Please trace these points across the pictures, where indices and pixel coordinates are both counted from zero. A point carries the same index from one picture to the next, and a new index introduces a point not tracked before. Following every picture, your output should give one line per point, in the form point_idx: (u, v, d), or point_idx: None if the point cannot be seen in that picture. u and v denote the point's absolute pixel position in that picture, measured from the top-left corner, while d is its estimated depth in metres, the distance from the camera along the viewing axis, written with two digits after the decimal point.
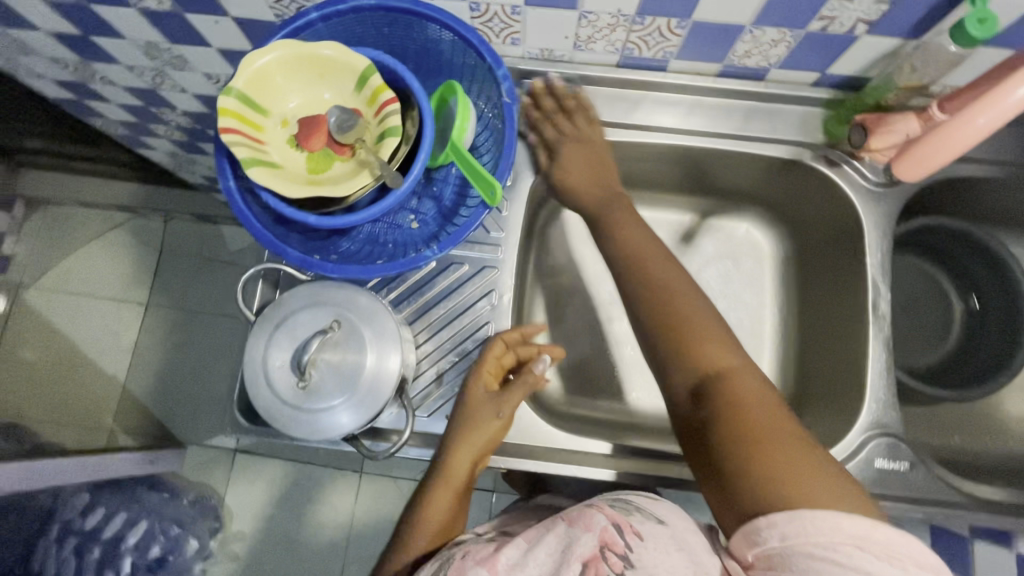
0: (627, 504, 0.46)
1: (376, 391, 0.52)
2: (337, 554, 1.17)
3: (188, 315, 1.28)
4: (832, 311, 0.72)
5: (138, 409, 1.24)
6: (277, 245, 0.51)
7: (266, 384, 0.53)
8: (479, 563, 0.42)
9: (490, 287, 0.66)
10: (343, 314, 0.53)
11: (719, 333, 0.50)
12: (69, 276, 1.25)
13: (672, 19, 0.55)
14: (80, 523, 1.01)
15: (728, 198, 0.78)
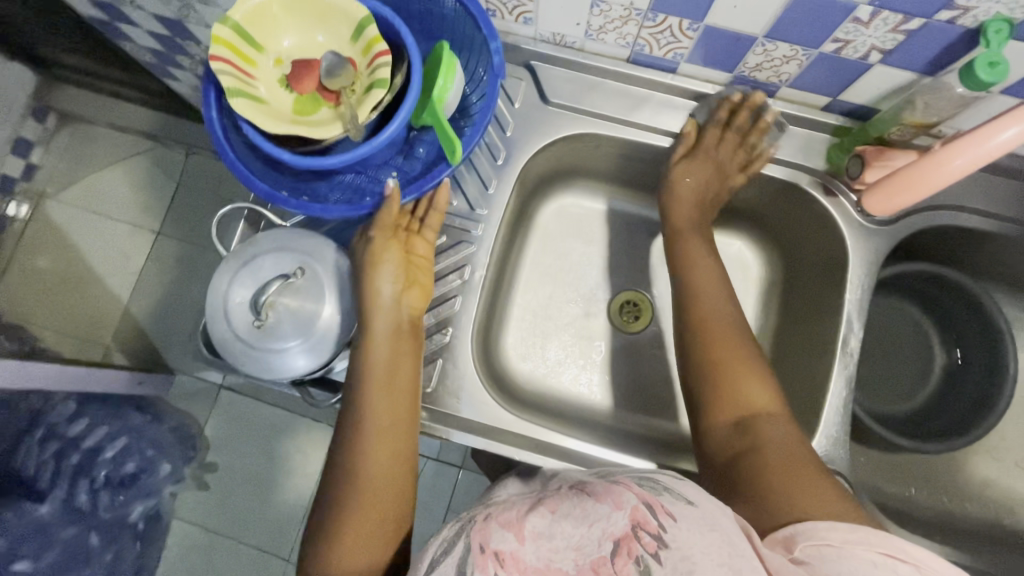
0: (656, 484, 0.44)
1: (325, 335, 0.59)
2: (302, 500, 1.21)
3: (195, 249, 1.29)
4: (805, 341, 0.73)
5: (134, 331, 1.27)
6: (248, 178, 0.55)
7: (227, 317, 0.60)
8: (505, 526, 0.41)
9: (465, 261, 0.70)
10: (307, 263, 0.61)
11: (755, 371, 0.57)
12: (87, 192, 1.31)
13: (684, 20, 0.56)
14: (63, 428, 1.02)
15: (724, 212, 0.81)
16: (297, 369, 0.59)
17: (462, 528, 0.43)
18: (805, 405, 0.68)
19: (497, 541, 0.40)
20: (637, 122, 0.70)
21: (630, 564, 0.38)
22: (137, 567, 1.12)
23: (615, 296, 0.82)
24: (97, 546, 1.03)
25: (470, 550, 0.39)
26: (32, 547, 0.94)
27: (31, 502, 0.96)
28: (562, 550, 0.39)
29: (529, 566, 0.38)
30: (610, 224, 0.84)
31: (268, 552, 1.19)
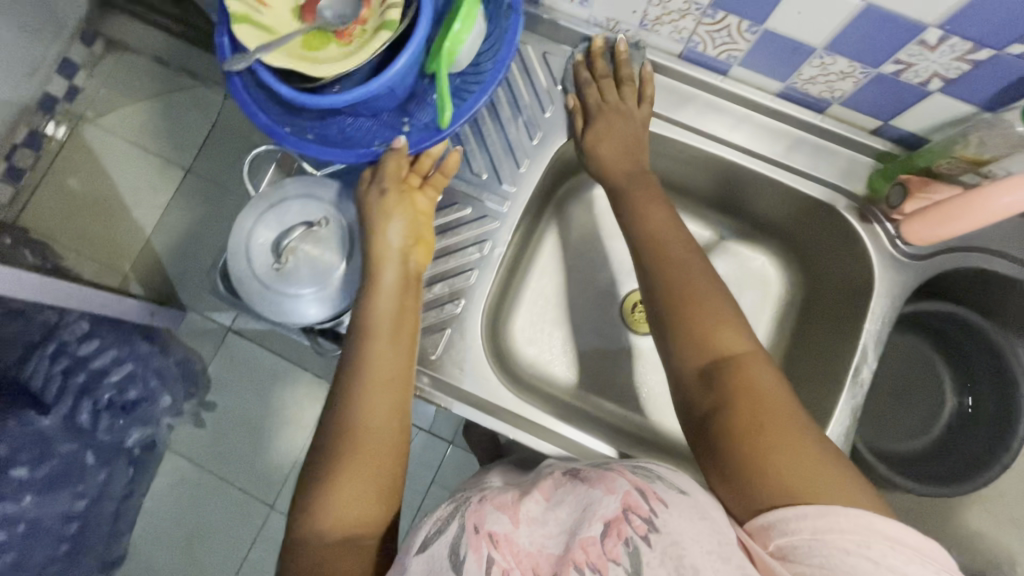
0: (649, 473, 0.49)
1: (338, 287, 0.62)
2: (292, 450, 1.23)
3: (221, 192, 1.31)
4: (814, 367, 0.73)
5: (153, 264, 1.29)
6: (249, 109, 0.56)
7: (247, 253, 0.63)
8: (498, 508, 0.46)
9: (484, 237, 0.70)
10: (332, 215, 0.64)
11: (726, 319, 0.56)
12: (123, 122, 1.33)
13: (743, 21, 0.55)
14: (74, 347, 1.06)
15: (753, 226, 0.80)
16: (308, 314, 0.62)
17: (458, 510, 0.48)
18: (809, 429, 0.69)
19: (491, 522, 0.45)
20: (679, 120, 0.70)
21: (619, 545, 0.42)
22: (127, 491, 1.15)
23: (628, 294, 0.82)
24: (93, 465, 1.06)
25: (465, 529, 0.45)
26: (31, 455, 0.98)
27: (35, 413, 1.00)
28: (554, 535, 0.44)
29: (521, 548, 0.43)
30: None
31: (253, 496, 1.22)
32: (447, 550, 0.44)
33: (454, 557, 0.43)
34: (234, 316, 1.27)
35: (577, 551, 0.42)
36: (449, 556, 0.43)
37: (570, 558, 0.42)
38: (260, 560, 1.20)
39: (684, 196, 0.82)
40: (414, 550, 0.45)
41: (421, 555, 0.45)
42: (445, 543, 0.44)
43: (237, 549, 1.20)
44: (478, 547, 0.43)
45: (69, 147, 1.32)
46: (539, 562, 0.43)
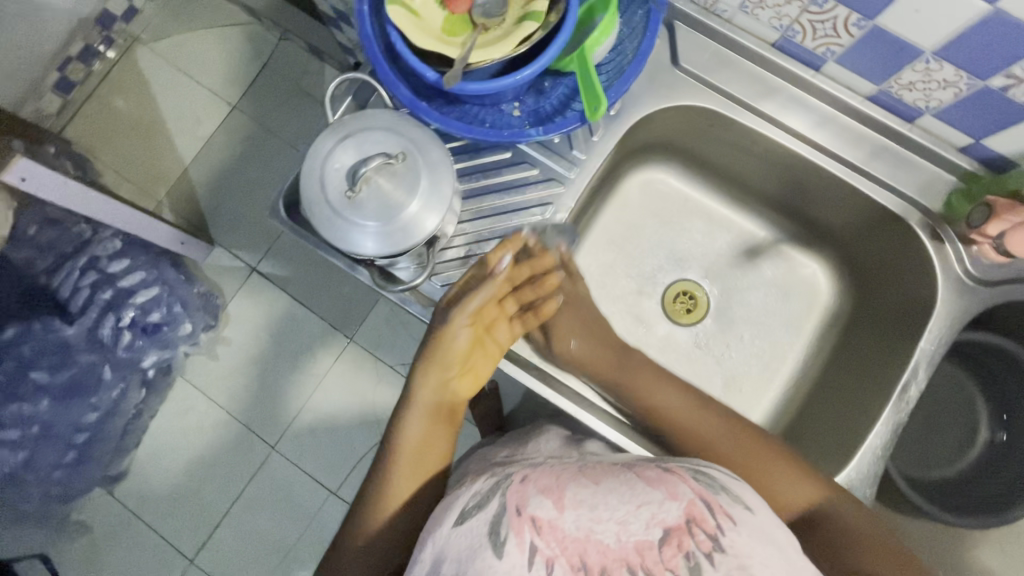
0: (714, 483, 0.52)
1: (406, 232, 0.58)
2: (300, 396, 1.24)
3: (264, 133, 1.31)
4: (853, 387, 0.75)
5: (188, 194, 1.30)
6: (392, 85, 0.54)
7: (320, 176, 0.58)
8: (540, 492, 0.49)
9: (549, 200, 0.72)
10: (411, 151, 0.58)
11: (789, 468, 0.63)
12: (175, 49, 1.33)
13: (852, 14, 0.55)
14: (104, 264, 1.09)
15: (811, 233, 0.81)
16: (367, 249, 0.58)
17: (498, 488, 0.51)
18: (847, 444, 0.70)
19: (535, 507, 0.47)
20: (761, 111, 0.69)
21: (678, 556, 0.45)
22: (136, 411, 1.17)
23: (673, 283, 0.84)
24: (108, 379, 1.08)
25: (507, 508, 0.47)
26: (51, 361, 1.03)
27: (60, 321, 1.04)
28: (603, 521, 0.46)
29: (566, 534, 0.45)
30: (689, 213, 0.85)
31: (255, 435, 1.22)
32: (486, 528, 0.46)
33: (495, 535, 0.46)
34: (261, 257, 1.28)
35: (629, 551, 0.45)
36: (488, 535, 0.46)
37: (620, 555, 0.45)
38: (254, 497, 1.21)
39: (746, 192, 0.82)
40: (451, 525, 0.49)
41: (460, 529, 0.48)
42: (483, 519, 0.47)
43: (233, 484, 1.21)
44: (521, 531, 0.45)
45: (121, 66, 1.32)
46: (586, 549, 0.45)
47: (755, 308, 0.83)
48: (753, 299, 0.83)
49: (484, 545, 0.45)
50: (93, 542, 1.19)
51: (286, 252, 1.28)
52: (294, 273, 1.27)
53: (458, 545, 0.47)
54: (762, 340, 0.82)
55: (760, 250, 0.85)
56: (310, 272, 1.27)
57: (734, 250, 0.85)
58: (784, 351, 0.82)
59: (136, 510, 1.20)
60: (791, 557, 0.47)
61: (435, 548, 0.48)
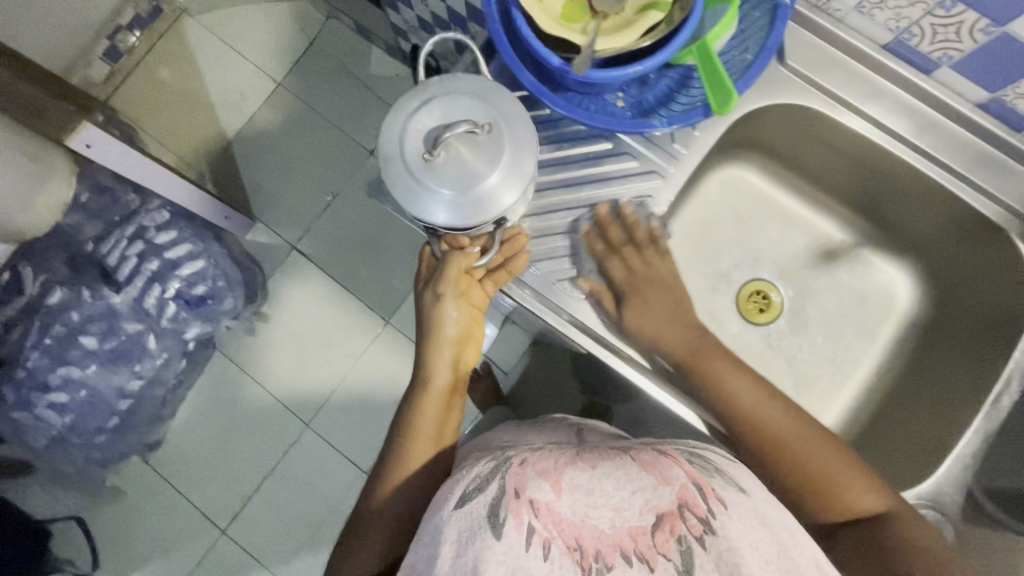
0: (706, 465, 0.51)
1: (474, 206, 0.58)
2: (334, 375, 1.25)
3: (309, 111, 1.31)
4: (935, 405, 0.74)
5: (230, 169, 1.30)
6: (516, 68, 0.52)
7: (402, 134, 0.59)
8: (540, 476, 0.47)
9: (649, 192, 0.72)
10: (497, 123, 0.58)
11: (863, 479, 0.61)
12: (223, 22, 1.32)
13: (981, 20, 0.54)
14: (152, 234, 1.08)
15: (891, 239, 0.83)
16: (435, 217, 0.59)
17: (497, 470, 0.48)
18: (925, 458, 0.70)
19: (533, 489, 0.45)
20: (863, 112, 0.70)
21: (671, 542, 0.44)
22: (176, 381, 1.18)
23: (748, 283, 0.87)
24: (152, 349, 1.10)
25: (507, 492, 0.44)
26: (100, 327, 1.04)
27: (109, 290, 1.05)
28: (598, 508, 0.45)
29: (564, 517, 0.44)
30: (768, 214, 0.88)
31: (288, 411, 1.24)
32: (485, 511, 0.43)
33: (493, 517, 0.43)
34: (300, 236, 1.28)
35: (624, 536, 0.44)
36: (488, 517, 0.43)
37: (615, 541, 0.44)
38: (288, 473, 1.22)
39: (827, 193, 0.85)
40: (450, 506, 0.45)
41: (458, 510, 0.44)
42: (483, 501, 0.44)
43: (266, 459, 1.23)
44: (520, 514, 0.43)
45: (169, 36, 1.32)
46: (582, 532, 0.44)
47: (829, 311, 0.85)
48: (826, 303, 0.86)
49: (483, 527, 0.42)
50: (126, 508, 1.21)
51: (326, 233, 1.28)
52: (334, 253, 1.28)
53: (459, 526, 0.43)
54: (837, 346, 0.85)
55: (838, 254, 0.87)
56: (349, 253, 1.27)
57: (811, 253, 0.87)
58: (856, 357, 0.84)
59: (171, 480, 1.22)
60: (790, 549, 0.45)
61: (435, 531, 0.44)
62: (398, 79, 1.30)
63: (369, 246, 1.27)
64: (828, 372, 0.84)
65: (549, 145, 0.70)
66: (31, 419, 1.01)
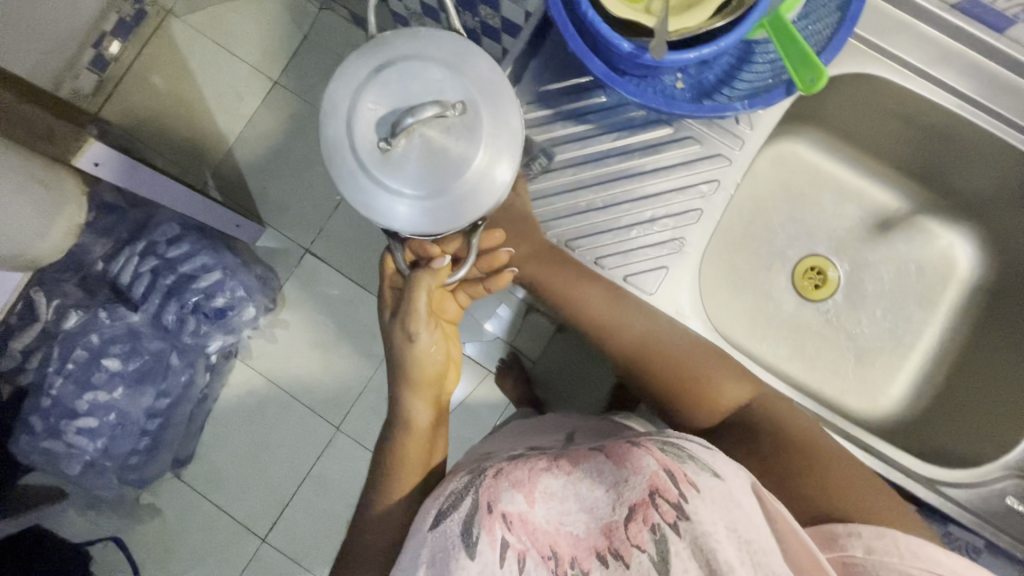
0: (680, 451, 0.48)
1: (447, 204, 0.52)
2: (362, 377, 1.24)
3: (311, 109, 1.26)
4: (1001, 367, 0.78)
5: (233, 176, 1.26)
6: (586, 57, 0.50)
7: (353, 114, 0.51)
8: (513, 487, 0.47)
9: (715, 177, 0.70)
10: (470, 102, 0.51)
11: (732, 370, 0.67)
12: (212, 22, 1.27)
13: None
14: (163, 249, 1.05)
15: (948, 203, 0.84)
16: (403, 219, 0.52)
17: (472, 484, 0.49)
18: (1010, 427, 0.72)
19: (506, 502, 0.46)
20: (931, 75, 0.70)
21: (645, 531, 0.44)
22: (201, 396, 1.17)
23: (802, 260, 0.88)
24: (176, 365, 1.08)
25: (479, 506, 0.46)
26: (122, 348, 1.02)
27: (126, 309, 1.02)
28: (571, 513, 0.47)
29: (536, 526, 0.46)
30: (815, 188, 0.88)
31: (320, 415, 1.23)
32: (459, 527, 0.45)
33: (468, 536, 0.44)
34: (314, 238, 1.25)
35: (598, 537, 0.45)
36: (460, 535, 0.45)
37: (589, 543, 0.46)
38: (324, 476, 1.22)
39: (873, 159, 0.85)
40: (428, 526, 0.48)
41: (435, 529, 0.47)
42: (457, 519, 0.46)
43: (300, 464, 1.22)
44: (492, 529, 0.44)
45: (155, 39, 1.26)
46: (556, 540, 0.46)
47: (886, 283, 0.87)
48: (882, 277, 0.87)
49: (457, 545, 0.44)
50: (163, 525, 1.20)
51: (339, 233, 1.25)
52: (350, 254, 1.25)
53: (433, 545, 0.46)
54: (896, 316, 0.87)
55: (892, 224, 0.88)
56: (364, 253, 1.25)
57: (866, 225, 0.88)
58: (917, 327, 0.86)
59: (206, 492, 1.21)
60: (760, 527, 0.45)
61: (416, 551, 0.47)
62: None
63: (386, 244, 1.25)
64: (889, 340, 0.86)
65: (610, 133, 0.69)
66: (64, 447, 1.00)
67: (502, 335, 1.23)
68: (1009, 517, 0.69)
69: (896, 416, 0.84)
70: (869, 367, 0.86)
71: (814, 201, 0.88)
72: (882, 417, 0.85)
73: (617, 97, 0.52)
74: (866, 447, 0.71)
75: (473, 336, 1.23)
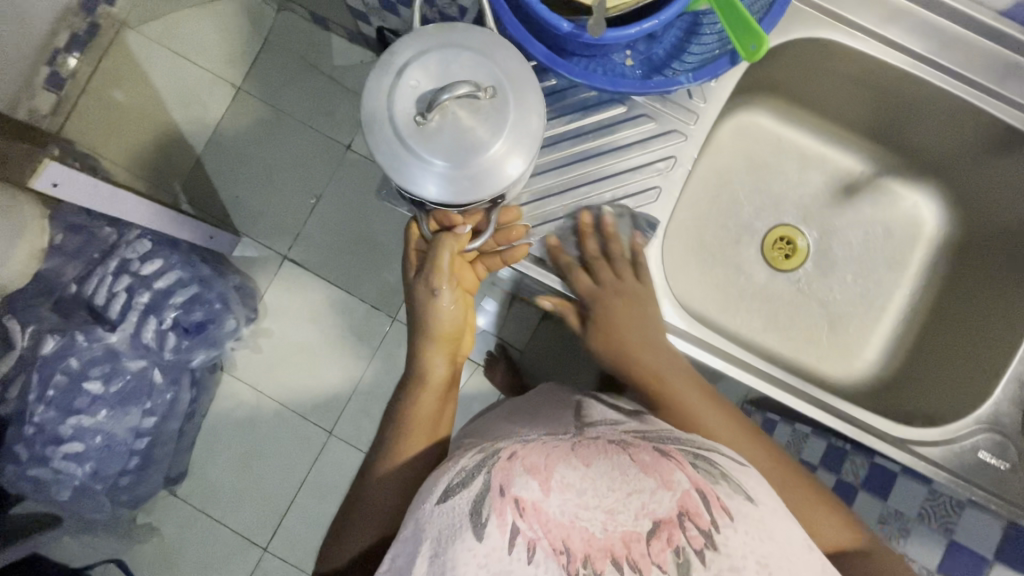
0: (714, 472, 0.49)
1: (471, 187, 0.50)
2: (350, 380, 1.23)
3: (276, 113, 1.24)
4: (967, 324, 0.79)
5: (203, 186, 1.24)
6: (526, 41, 0.50)
7: (391, 87, 0.50)
8: (527, 472, 0.45)
9: (673, 153, 0.70)
10: (500, 88, 0.50)
11: (830, 512, 0.64)
12: (170, 32, 1.24)
13: None
14: (136, 266, 1.03)
15: (913, 164, 0.84)
16: (428, 191, 0.50)
17: (484, 463, 0.46)
18: (982, 383, 0.73)
19: (519, 487, 0.43)
20: (884, 37, 0.70)
21: (670, 553, 0.43)
22: (189, 411, 1.16)
23: (773, 231, 0.88)
24: (160, 383, 1.06)
25: (490, 489, 0.43)
26: (102, 370, 1.00)
27: (103, 330, 1.00)
28: (589, 508, 0.44)
29: (550, 518, 0.43)
30: (783, 159, 0.88)
31: (309, 422, 1.22)
32: (468, 507, 0.42)
33: (476, 515, 0.41)
34: (290, 243, 1.24)
35: (616, 540, 0.43)
36: (471, 513, 0.41)
37: (605, 545, 0.43)
38: (318, 483, 1.22)
39: (837, 126, 0.85)
40: (433, 500, 0.44)
41: (441, 505, 0.43)
42: (466, 497, 0.43)
43: (293, 473, 1.22)
44: (503, 513, 0.41)
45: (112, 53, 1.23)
46: (570, 534, 0.42)
47: (857, 247, 0.87)
48: (854, 241, 0.87)
49: (465, 525, 0.41)
50: (162, 542, 1.20)
51: (316, 238, 1.24)
52: (327, 258, 1.24)
53: (438, 522, 0.42)
54: (869, 280, 0.87)
55: (859, 188, 0.88)
56: (342, 256, 1.24)
57: (832, 191, 0.88)
58: (889, 289, 0.87)
59: (201, 507, 1.21)
60: (794, 562, 0.44)
61: (418, 523, 0.43)
62: (363, 65, 1.25)
63: (363, 245, 1.24)
64: (864, 305, 0.87)
65: (562, 116, 0.69)
66: (51, 473, 0.99)
67: (489, 329, 1.22)
68: (980, 470, 0.70)
69: (874, 379, 0.85)
70: (847, 332, 0.86)
71: (782, 171, 0.88)
72: (862, 381, 0.85)
73: (562, 79, 0.52)
74: (841, 414, 0.72)
75: None
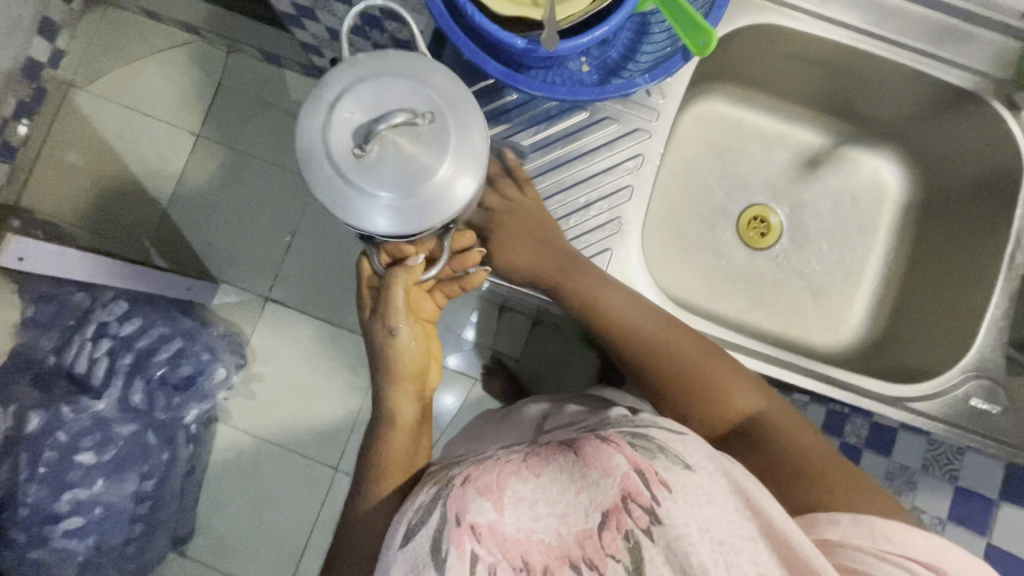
0: (649, 443, 0.47)
1: (421, 215, 0.50)
2: (349, 414, 1.22)
3: (239, 156, 1.23)
4: (943, 277, 0.81)
5: (173, 238, 1.22)
6: (483, 61, 0.51)
7: (325, 122, 0.50)
8: (479, 493, 0.45)
9: (640, 150, 0.71)
10: (438, 112, 0.50)
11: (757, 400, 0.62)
12: (122, 87, 1.22)
13: None
14: (115, 328, 1.00)
15: (871, 129, 0.87)
16: (373, 223, 0.50)
17: (440, 496, 0.47)
18: (962, 330, 0.76)
19: (474, 513, 0.44)
20: (824, 12, 0.72)
21: (619, 539, 0.44)
22: (188, 468, 1.13)
23: (746, 211, 0.90)
24: (154, 445, 1.04)
25: (448, 520, 0.44)
26: (93, 440, 0.97)
27: (88, 399, 0.97)
28: (542, 518, 0.45)
29: (508, 536, 0.44)
30: (746, 139, 0.90)
31: (313, 462, 1.21)
32: (428, 544, 0.44)
33: (436, 552, 0.43)
34: (270, 285, 1.22)
35: (571, 546, 0.44)
36: (431, 550, 0.43)
37: (561, 551, 0.44)
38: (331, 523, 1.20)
39: (793, 102, 0.87)
40: (397, 544, 0.46)
41: (405, 548, 0.45)
42: (426, 535, 0.44)
43: (304, 515, 1.20)
44: (461, 543, 0.43)
45: (63, 117, 1.20)
46: (528, 548, 0.44)
47: (827, 216, 0.90)
48: (823, 210, 0.90)
49: (427, 565, 0.42)
50: None
51: (296, 275, 1.23)
52: (310, 294, 1.23)
53: (404, 563, 0.44)
54: (845, 245, 0.89)
55: (821, 159, 0.91)
56: (325, 291, 1.23)
57: (796, 164, 0.91)
58: (864, 253, 0.89)
59: (214, 564, 1.18)
60: (736, 526, 0.44)
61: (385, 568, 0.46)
62: None
63: (345, 276, 1.23)
64: (843, 272, 0.89)
65: (528, 128, 0.70)
66: (53, 553, 0.96)
67: (482, 343, 1.22)
68: (974, 415, 0.72)
69: (860, 339, 0.87)
70: (829, 298, 0.89)
71: (745, 151, 0.90)
72: (850, 343, 0.87)
73: (522, 93, 0.53)
74: (837, 379, 0.74)
75: (452, 350, 1.21)
